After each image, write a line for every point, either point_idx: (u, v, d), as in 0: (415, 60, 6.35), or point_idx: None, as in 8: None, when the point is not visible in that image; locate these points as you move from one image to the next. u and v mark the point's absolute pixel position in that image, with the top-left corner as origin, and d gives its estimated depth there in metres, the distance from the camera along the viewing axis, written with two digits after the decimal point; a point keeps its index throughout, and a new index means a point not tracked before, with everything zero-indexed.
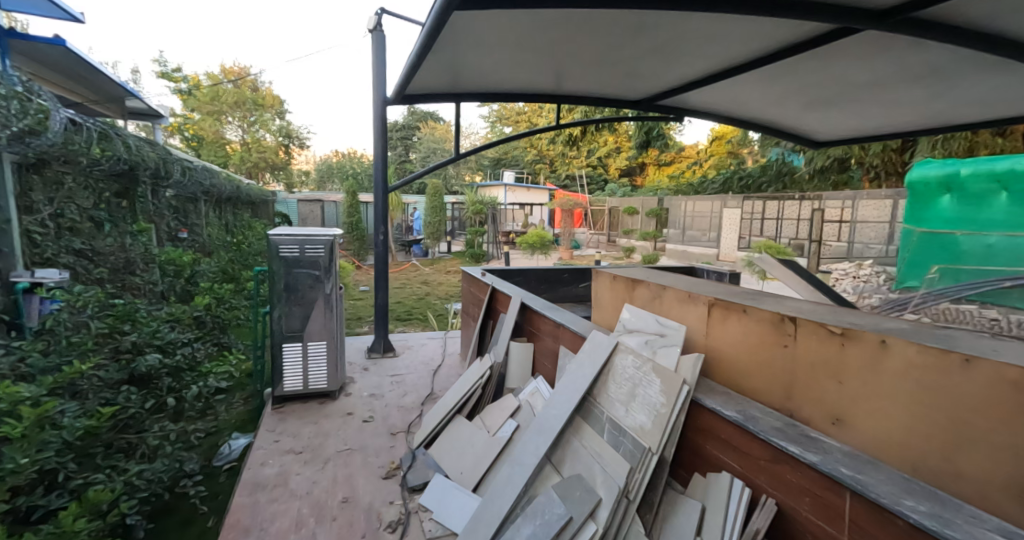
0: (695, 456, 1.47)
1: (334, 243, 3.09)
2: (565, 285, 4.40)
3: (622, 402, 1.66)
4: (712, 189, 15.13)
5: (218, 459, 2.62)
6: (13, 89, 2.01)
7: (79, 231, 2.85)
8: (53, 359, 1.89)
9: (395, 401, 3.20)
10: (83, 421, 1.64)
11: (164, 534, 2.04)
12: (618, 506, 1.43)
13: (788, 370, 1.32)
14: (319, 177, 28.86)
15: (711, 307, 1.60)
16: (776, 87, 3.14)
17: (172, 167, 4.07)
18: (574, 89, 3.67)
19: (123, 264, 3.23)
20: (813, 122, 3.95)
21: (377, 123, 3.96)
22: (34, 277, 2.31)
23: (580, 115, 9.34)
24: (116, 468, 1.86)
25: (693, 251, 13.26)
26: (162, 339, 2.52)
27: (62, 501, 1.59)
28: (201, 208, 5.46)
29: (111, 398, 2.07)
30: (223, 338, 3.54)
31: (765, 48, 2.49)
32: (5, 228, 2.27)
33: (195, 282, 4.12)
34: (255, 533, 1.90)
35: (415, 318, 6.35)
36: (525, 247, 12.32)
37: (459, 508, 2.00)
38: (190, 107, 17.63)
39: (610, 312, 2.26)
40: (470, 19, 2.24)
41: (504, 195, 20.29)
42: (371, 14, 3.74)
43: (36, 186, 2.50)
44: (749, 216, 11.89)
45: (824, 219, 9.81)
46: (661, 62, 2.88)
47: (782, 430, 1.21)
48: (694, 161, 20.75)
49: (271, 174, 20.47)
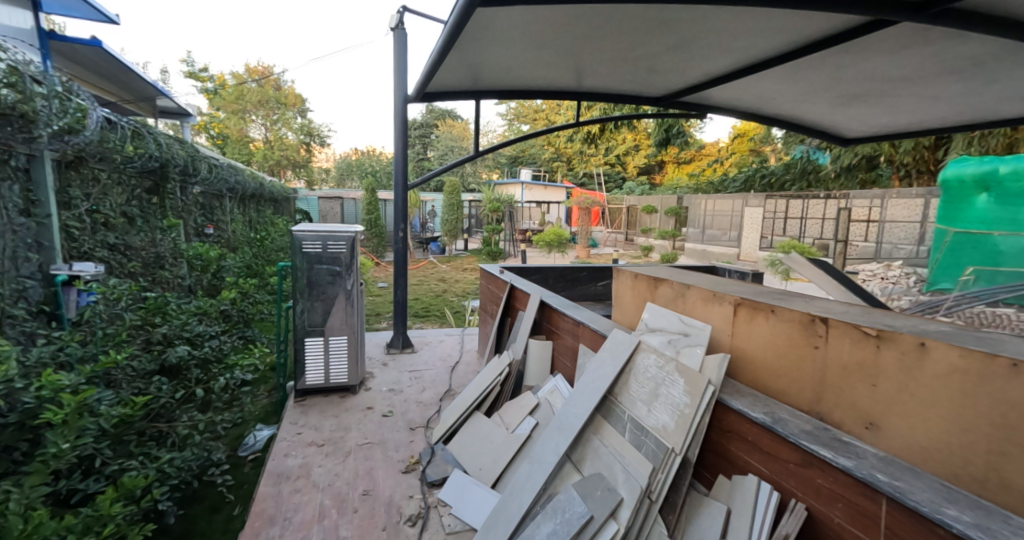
0: (720, 458, 1.44)
1: (355, 240, 3.13)
2: (583, 283, 4.37)
3: (644, 401, 1.64)
4: (733, 188, 14.82)
5: (243, 449, 2.69)
6: (55, 89, 2.04)
7: (112, 226, 2.95)
8: (90, 349, 1.97)
9: (414, 396, 3.24)
10: (118, 410, 1.70)
11: (193, 521, 2.11)
12: (640, 506, 1.42)
13: (819, 372, 1.29)
14: (339, 175, 29.35)
15: (737, 307, 1.57)
16: (804, 82, 3.06)
17: (200, 165, 4.18)
18: (595, 86, 3.65)
19: (152, 258, 3.34)
20: (842, 119, 3.83)
21: (398, 120, 3.99)
22: (72, 270, 2.39)
23: (600, 112, 9.26)
24: (147, 456, 1.92)
25: (713, 250, 13.05)
26: (190, 331, 2.61)
27: (99, 485, 1.64)
28: (226, 205, 5.58)
29: (144, 388, 2.15)
30: (247, 331, 3.62)
31: (794, 41, 2.43)
32: (46, 222, 2.35)
33: (221, 277, 4.22)
34: (280, 522, 1.94)
35: (433, 315, 6.39)
36: (542, 246, 12.30)
37: (478, 504, 2.02)
38: (216, 106, 18.11)
39: (632, 311, 2.24)
40: (492, 16, 2.24)
41: (521, 194, 20.27)
42: (393, 13, 3.76)
43: (74, 183, 2.60)
44: (772, 216, 11.64)
45: (850, 218, 9.54)
46: (685, 58, 2.83)
47: (813, 433, 1.18)
48: (715, 159, 20.38)
49: (292, 171, 20.85)
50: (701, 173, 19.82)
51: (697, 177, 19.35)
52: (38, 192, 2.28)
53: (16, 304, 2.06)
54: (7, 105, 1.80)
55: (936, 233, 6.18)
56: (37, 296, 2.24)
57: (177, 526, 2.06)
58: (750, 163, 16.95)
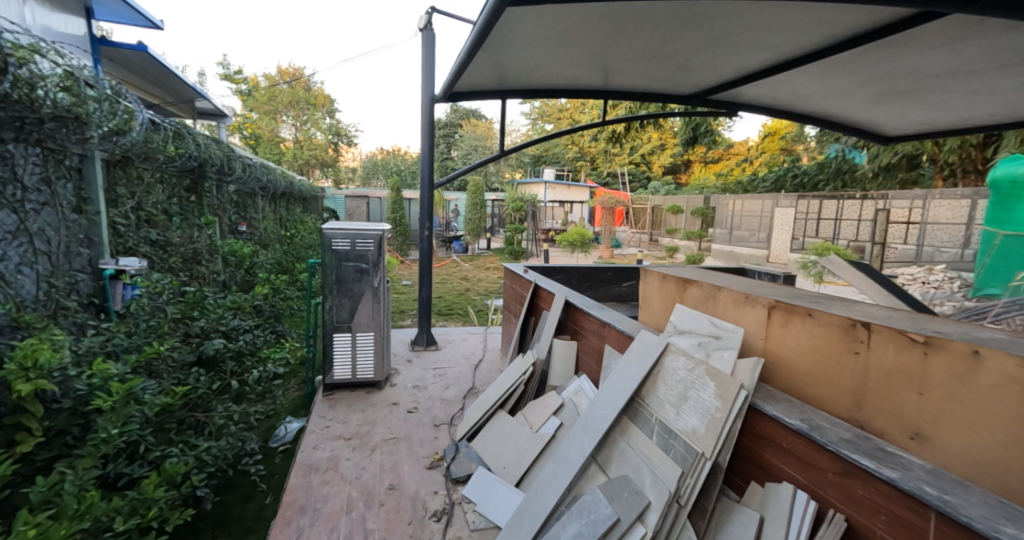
0: (753, 464, 1.41)
1: (382, 238, 3.17)
2: (608, 284, 4.34)
3: (673, 404, 1.62)
4: (763, 188, 14.36)
5: (274, 440, 2.77)
6: (105, 92, 2.12)
7: (155, 223, 3.10)
8: (134, 340, 2.07)
9: (438, 393, 3.28)
10: (161, 399, 1.78)
11: (228, 508, 2.19)
12: (668, 510, 1.41)
13: (860, 379, 1.24)
14: (365, 174, 29.94)
15: (771, 310, 1.53)
16: (842, 78, 2.96)
17: (236, 164, 4.34)
18: (622, 85, 3.62)
19: (191, 254, 3.49)
20: (882, 116, 3.69)
21: (425, 120, 4.03)
22: (118, 265, 2.51)
23: (625, 111, 9.16)
24: (186, 444, 2.00)
25: (741, 251, 12.76)
26: (226, 325, 2.72)
27: (143, 470, 1.72)
28: (258, 203, 5.77)
29: (183, 379, 2.24)
30: (279, 326, 3.73)
31: (831, 35, 2.35)
32: (96, 219, 2.47)
33: (254, 273, 4.37)
34: (310, 513, 2.00)
35: (457, 313, 6.44)
36: (565, 246, 12.23)
37: (502, 502, 2.03)
38: (249, 107, 18.79)
39: (659, 313, 2.21)
40: (523, 15, 2.24)
41: (543, 193, 20.29)
42: (422, 14, 3.80)
43: (120, 181, 2.73)
44: (803, 217, 11.25)
45: (889, 220, 9.17)
46: (716, 54, 2.78)
47: (854, 442, 1.14)
48: (745, 157, 19.85)
49: (321, 171, 21.45)
50: (729, 173, 19.29)
51: (724, 177, 18.90)
52: (89, 190, 2.41)
53: (69, 296, 2.18)
54: (63, 107, 1.87)
55: (985, 235, 5.86)
56: (86, 289, 2.36)
57: (214, 511, 2.15)
58: (781, 162, 16.39)
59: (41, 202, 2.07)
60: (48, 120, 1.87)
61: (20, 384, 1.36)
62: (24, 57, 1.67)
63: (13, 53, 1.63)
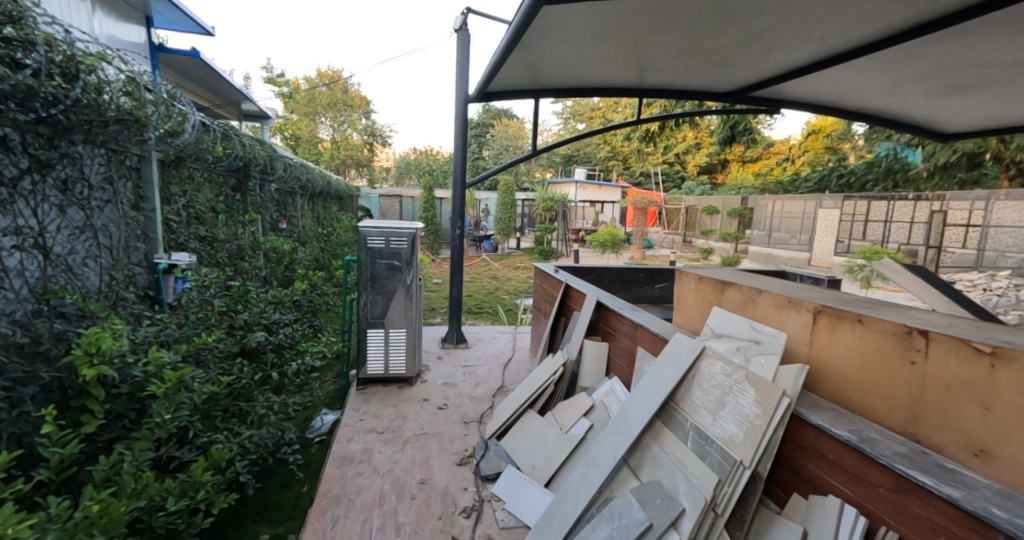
0: (796, 475, 1.35)
1: (416, 236, 3.22)
2: (640, 285, 4.27)
3: (709, 409, 1.57)
4: (805, 188, 13.68)
5: (310, 431, 2.87)
6: (162, 96, 2.26)
7: (203, 220, 3.27)
8: (184, 332, 2.19)
9: (468, 391, 3.31)
10: (208, 387, 1.86)
11: (267, 494, 2.28)
12: (704, 519, 1.37)
13: (916, 390, 1.17)
14: (398, 173, 30.60)
15: (817, 315, 1.46)
16: (897, 72, 2.79)
17: (278, 165, 4.55)
18: (657, 82, 3.54)
19: (235, 250, 3.66)
20: (942, 112, 3.47)
21: (458, 120, 4.06)
22: (171, 259, 2.65)
23: (659, 110, 9.00)
24: (230, 431, 2.09)
25: (780, 254, 12.29)
26: (268, 319, 2.83)
27: (192, 455, 1.81)
28: (297, 202, 6.00)
29: (228, 369, 2.35)
30: (316, 321, 3.85)
31: (884, 27, 2.24)
32: (152, 216, 2.62)
33: (294, 269, 4.53)
34: (345, 503, 2.06)
35: (486, 312, 6.50)
36: (596, 246, 12.08)
37: (531, 502, 2.02)
38: (291, 109, 19.59)
39: (695, 315, 2.15)
40: (559, 14, 2.22)
41: (574, 193, 20.20)
42: (458, 15, 3.85)
43: (173, 181, 2.89)
44: (849, 218, 10.67)
45: (946, 223, 8.58)
46: (759, 50, 2.68)
47: (909, 457, 1.07)
48: (786, 156, 19.05)
49: (357, 170, 22.15)
50: (768, 173, 18.50)
51: (763, 177, 18.21)
52: (146, 188, 2.56)
53: (128, 288, 2.32)
54: (125, 111, 1.99)
55: None
56: (143, 282, 2.51)
57: (255, 497, 2.25)
58: (824, 162, 15.66)
59: (104, 199, 2.20)
60: (112, 123, 1.99)
61: (85, 370, 1.48)
62: (93, 65, 1.79)
63: (84, 61, 1.74)
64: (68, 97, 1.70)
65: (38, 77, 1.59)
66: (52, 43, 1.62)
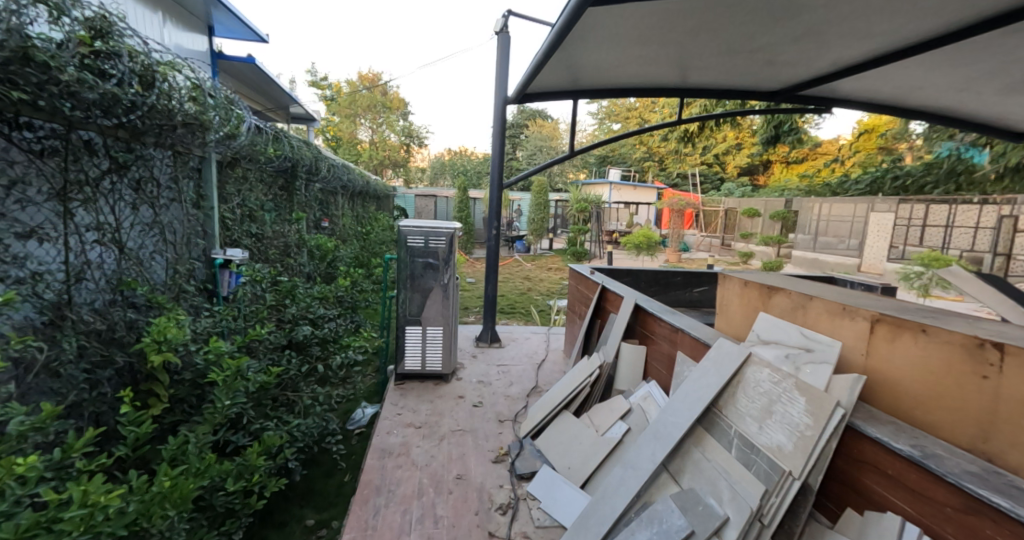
0: (850, 490, 1.29)
1: (454, 236, 3.28)
2: (677, 288, 4.19)
3: (755, 417, 1.53)
4: (855, 190, 12.99)
5: (351, 423, 2.98)
6: (222, 101, 2.40)
7: (255, 218, 3.43)
8: (238, 325, 2.32)
9: (502, 389, 3.34)
10: (261, 377, 1.97)
11: (312, 481, 2.38)
12: (750, 529, 1.33)
13: (987, 405, 1.10)
14: (433, 174, 31.07)
15: (874, 324, 1.39)
16: (965, 67, 2.62)
17: (323, 165, 4.73)
18: (700, 81, 3.45)
19: (282, 247, 3.83)
20: (1016, 110, 3.22)
21: (496, 121, 4.10)
22: (226, 254, 2.80)
23: (700, 110, 8.76)
24: (279, 419, 2.20)
25: (827, 260, 11.84)
26: (314, 313, 2.96)
27: (246, 440, 1.92)
28: (339, 201, 6.20)
29: (277, 360, 2.46)
30: (357, 317, 3.98)
31: (953, 20, 2.11)
32: (210, 214, 2.79)
33: (336, 265, 4.70)
34: (385, 493, 2.12)
35: (519, 313, 6.51)
36: (630, 249, 11.87)
37: (566, 502, 2.03)
38: (332, 111, 20.22)
39: (739, 321, 2.10)
40: (603, 14, 2.22)
41: (608, 194, 19.92)
42: (499, 17, 3.88)
43: (229, 181, 3.07)
44: (905, 222, 10.05)
45: (1017, 229, 8.23)
46: (811, 47, 2.58)
47: (980, 476, 1.01)
48: (836, 156, 18.10)
49: (394, 171, 22.69)
50: (815, 173, 17.64)
51: (809, 178, 17.42)
52: (206, 188, 2.73)
53: (189, 281, 2.48)
54: (191, 116, 2.12)
55: None
56: (201, 276, 2.67)
57: (300, 483, 2.35)
58: (878, 162, 14.82)
59: (170, 198, 2.36)
60: (180, 127, 2.12)
61: (154, 355, 1.59)
62: (166, 73, 1.92)
63: (158, 69, 1.88)
64: (144, 102, 1.82)
65: (121, 86, 1.73)
66: (134, 55, 1.76)
